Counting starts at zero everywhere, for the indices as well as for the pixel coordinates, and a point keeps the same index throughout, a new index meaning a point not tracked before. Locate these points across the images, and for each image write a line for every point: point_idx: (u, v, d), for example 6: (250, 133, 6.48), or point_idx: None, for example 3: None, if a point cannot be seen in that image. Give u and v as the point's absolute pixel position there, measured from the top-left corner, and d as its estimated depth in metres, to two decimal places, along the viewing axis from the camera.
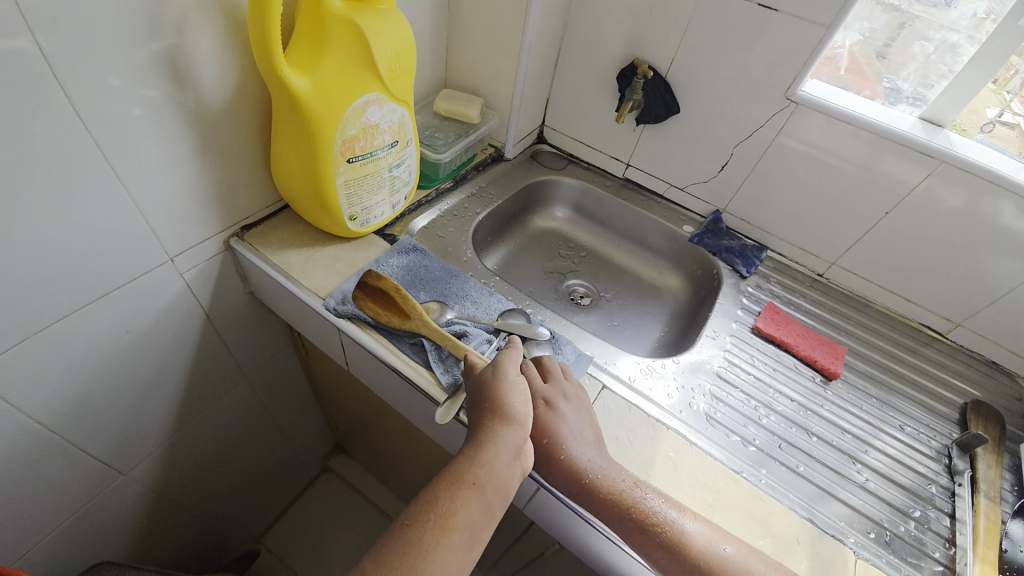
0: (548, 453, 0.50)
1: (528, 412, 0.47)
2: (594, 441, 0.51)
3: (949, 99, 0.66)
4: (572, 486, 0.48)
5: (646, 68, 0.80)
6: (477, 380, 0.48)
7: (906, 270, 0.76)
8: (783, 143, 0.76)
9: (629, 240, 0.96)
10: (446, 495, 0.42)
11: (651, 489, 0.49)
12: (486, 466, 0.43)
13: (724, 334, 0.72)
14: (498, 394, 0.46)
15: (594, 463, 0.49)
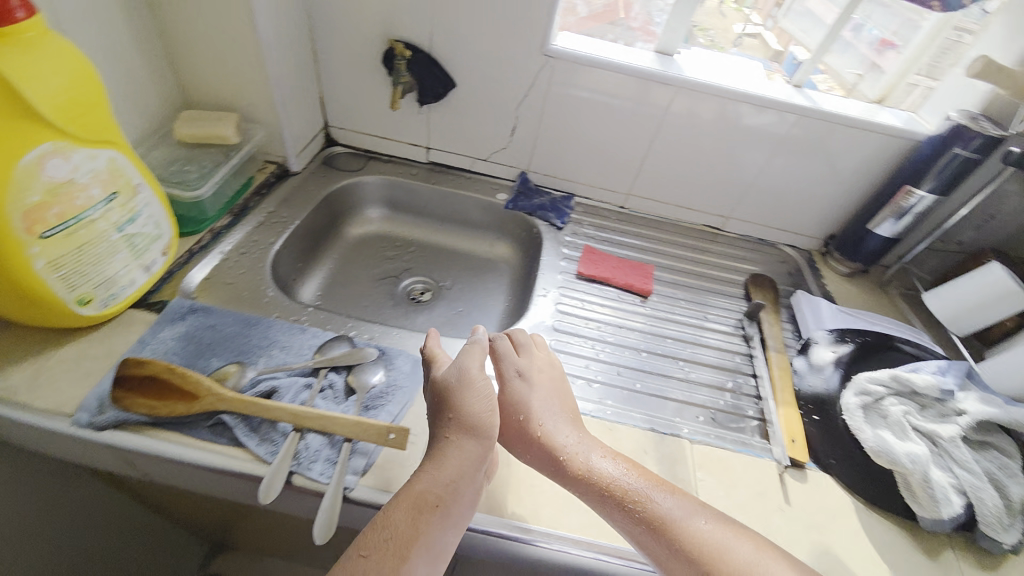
0: (523, 438, 0.50)
1: (492, 418, 0.46)
2: (570, 419, 0.53)
3: (672, 31, 0.75)
4: (546, 465, 0.49)
5: (403, 48, 0.76)
6: (438, 390, 0.48)
7: (682, 184, 0.88)
8: (555, 97, 0.80)
9: (453, 223, 0.95)
10: (403, 516, 0.40)
11: (631, 466, 0.49)
12: (449, 482, 0.42)
13: (553, 288, 0.76)
14: (462, 403, 0.46)
15: (569, 444, 0.49)
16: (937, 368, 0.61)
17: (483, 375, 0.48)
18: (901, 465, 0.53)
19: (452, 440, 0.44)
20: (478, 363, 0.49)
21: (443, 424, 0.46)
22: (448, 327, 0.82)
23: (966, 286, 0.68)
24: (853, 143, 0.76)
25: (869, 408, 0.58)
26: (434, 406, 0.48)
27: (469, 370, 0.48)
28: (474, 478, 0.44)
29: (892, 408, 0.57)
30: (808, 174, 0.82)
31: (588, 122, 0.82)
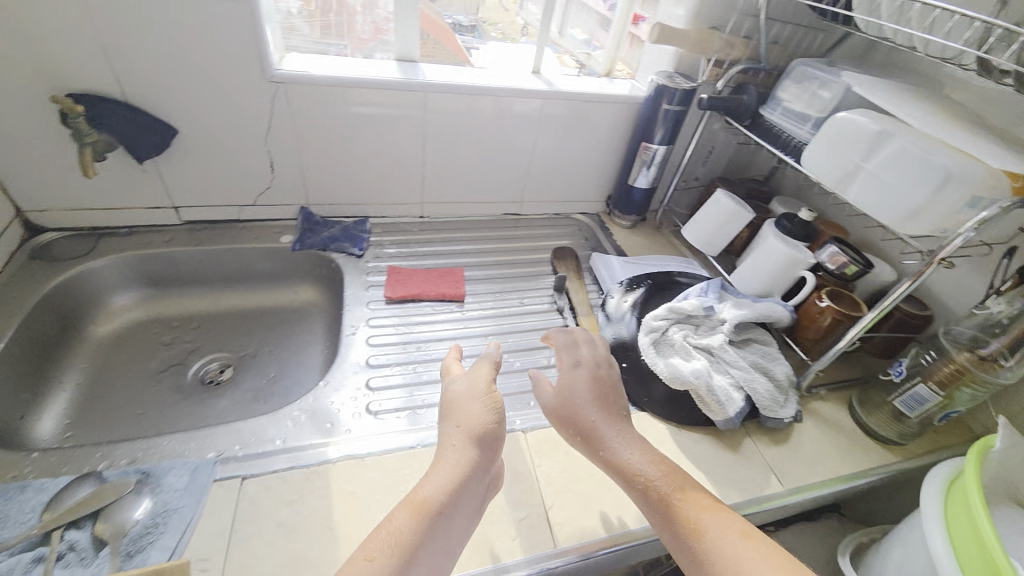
0: (575, 428, 0.50)
1: (495, 430, 0.47)
2: (608, 416, 0.50)
3: (403, 37, 0.75)
4: (591, 449, 0.49)
5: (71, 104, 0.60)
6: (450, 403, 0.49)
7: (468, 182, 0.89)
8: (302, 122, 0.73)
9: (239, 281, 0.83)
10: (409, 520, 0.38)
11: (668, 465, 0.47)
12: (450, 492, 0.42)
13: (363, 322, 0.70)
14: (495, 399, 0.49)
15: (625, 441, 0.48)
16: (701, 290, 0.71)
17: (485, 381, 0.50)
18: (690, 382, 0.61)
19: (471, 446, 0.45)
20: (487, 372, 0.51)
21: (452, 437, 0.46)
22: (257, 401, 0.73)
23: (706, 215, 0.81)
24: (595, 114, 0.85)
25: (660, 341, 0.66)
26: (450, 419, 0.47)
27: (482, 380, 0.50)
28: (476, 484, 0.44)
29: (675, 336, 0.66)
30: (572, 148, 0.90)
31: (349, 142, 0.78)
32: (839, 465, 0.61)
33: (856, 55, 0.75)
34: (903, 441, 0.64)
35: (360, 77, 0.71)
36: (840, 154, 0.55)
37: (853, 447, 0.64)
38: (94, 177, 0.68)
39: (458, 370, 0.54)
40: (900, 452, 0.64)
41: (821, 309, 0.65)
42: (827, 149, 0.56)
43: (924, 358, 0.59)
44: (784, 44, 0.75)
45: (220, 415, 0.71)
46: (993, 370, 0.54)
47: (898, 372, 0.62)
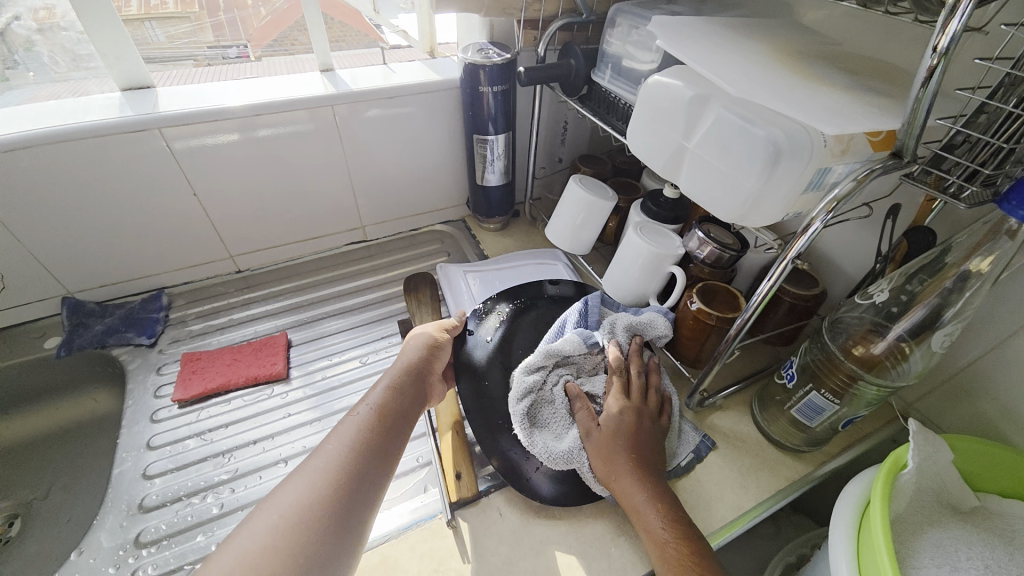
0: (606, 462, 0.45)
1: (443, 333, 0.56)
2: (632, 464, 0.44)
3: (117, 59, 0.58)
4: (615, 488, 0.44)
5: None
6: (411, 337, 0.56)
7: (282, 219, 0.73)
8: (4, 201, 0.55)
9: (14, 403, 0.66)
10: (384, 395, 0.45)
11: (677, 522, 0.41)
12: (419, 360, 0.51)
13: (144, 443, 0.54)
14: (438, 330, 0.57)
15: (660, 501, 0.42)
16: (580, 312, 0.56)
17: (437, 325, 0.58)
18: (574, 458, 0.47)
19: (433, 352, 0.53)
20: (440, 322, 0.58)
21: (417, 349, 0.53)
22: (45, 562, 0.57)
23: (564, 211, 0.67)
24: (412, 109, 0.70)
25: (538, 403, 0.51)
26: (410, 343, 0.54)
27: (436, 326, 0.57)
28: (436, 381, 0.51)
29: (555, 391, 0.51)
30: (403, 153, 0.74)
31: (92, 210, 0.60)
32: (742, 496, 0.51)
33: None
34: (813, 447, 0.54)
35: (60, 126, 0.53)
36: (660, 131, 0.43)
37: (757, 467, 0.54)
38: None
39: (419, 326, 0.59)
40: (811, 460, 0.54)
41: (692, 314, 0.54)
42: (644, 127, 0.45)
43: (813, 355, 0.49)
44: None
45: None
46: (890, 370, 0.44)
47: (791, 374, 0.52)
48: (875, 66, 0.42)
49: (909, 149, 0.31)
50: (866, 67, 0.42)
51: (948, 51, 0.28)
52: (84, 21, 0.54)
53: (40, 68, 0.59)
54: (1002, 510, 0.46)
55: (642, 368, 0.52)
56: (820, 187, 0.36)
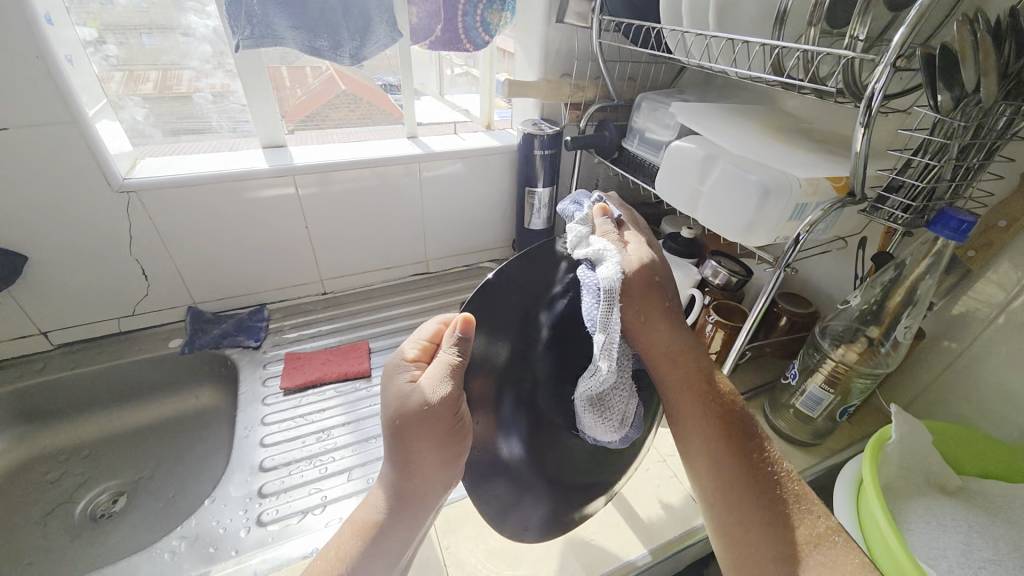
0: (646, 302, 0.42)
1: (446, 417, 0.34)
2: (660, 308, 0.43)
3: (265, 126, 0.76)
4: (648, 316, 0.42)
5: None
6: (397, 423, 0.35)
7: (366, 251, 0.89)
8: (171, 225, 0.71)
9: (132, 396, 0.78)
10: (360, 537, 0.39)
11: (700, 385, 0.43)
12: (416, 474, 0.37)
13: (259, 421, 0.66)
14: (431, 410, 0.34)
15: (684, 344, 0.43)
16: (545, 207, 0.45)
17: (429, 399, 0.34)
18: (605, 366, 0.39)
19: (433, 465, 0.35)
20: (448, 379, 0.34)
21: (405, 457, 0.36)
22: (153, 528, 0.66)
23: None
24: (477, 166, 0.88)
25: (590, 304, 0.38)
26: (394, 440, 0.36)
27: (436, 397, 0.34)
28: (441, 492, 0.39)
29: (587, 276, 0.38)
30: (465, 201, 0.92)
31: (229, 236, 0.76)
32: None
33: (701, 80, 0.82)
34: (818, 440, 0.64)
35: (227, 171, 0.71)
36: (681, 181, 0.59)
37: None
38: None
39: (408, 382, 0.36)
40: (817, 452, 0.64)
41: (710, 325, 0.67)
42: (669, 177, 0.61)
43: (811, 356, 0.61)
44: (634, 79, 0.82)
45: (106, 554, 0.63)
46: (871, 361, 0.56)
47: (794, 374, 0.64)
48: (836, 137, 0.59)
49: (858, 188, 0.46)
50: (830, 138, 0.58)
51: (870, 125, 0.43)
52: (249, 96, 0.73)
53: (192, 129, 0.77)
54: (982, 488, 0.55)
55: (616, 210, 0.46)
56: (801, 218, 0.51)
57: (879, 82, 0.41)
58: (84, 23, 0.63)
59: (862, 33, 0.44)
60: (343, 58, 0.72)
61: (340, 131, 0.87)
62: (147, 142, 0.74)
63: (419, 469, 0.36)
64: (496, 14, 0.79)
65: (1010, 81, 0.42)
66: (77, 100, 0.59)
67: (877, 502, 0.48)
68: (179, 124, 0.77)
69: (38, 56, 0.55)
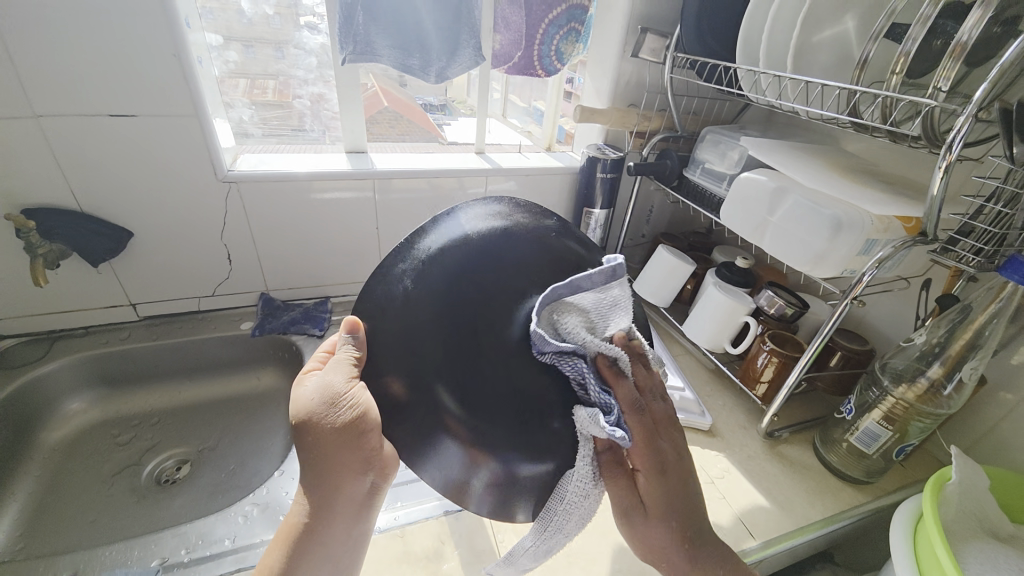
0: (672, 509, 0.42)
1: (342, 403, 0.39)
2: (679, 535, 0.42)
3: (351, 133, 0.83)
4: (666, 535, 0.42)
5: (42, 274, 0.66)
6: (302, 422, 0.40)
7: None
8: (260, 215, 0.78)
9: (200, 371, 0.83)
10: (294, 535, 0.41)
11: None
12: (332, 467, 0.41)
13: None
14: (331, 392, 0.39)
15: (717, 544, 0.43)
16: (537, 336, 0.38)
17: (328, 387, 0.39)
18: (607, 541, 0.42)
19: (345, 452, 0.40)
20: (344, 371, 0.39)
21: (317, 454, 0.40)
22: (215, 495, 0.69)
23: (653, 270, 0.85)
24: (538, 184, 0.93)
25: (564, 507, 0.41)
26: (303, 443, 0.40)
27: (334, 388, 0.39)
28: (364, 484, 0.42)
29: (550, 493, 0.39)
30: None
31: (309, 230, 0.82)
32: (808, 509, 0.61)
33: (762, 119, 0.86)
34: (870, 479, 0.64)
35: (316, 171, 0.76)
36: (750, 210, 0.62)
37: (821, 490, 0.64)
38: (45, 286, 0.70)
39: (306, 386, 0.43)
40: (869, 491, 0.64)
41: (765, 354, 0.68)
42: (737, 206, 0.64)
43: (869, 393, 0.61)
44: (696, 113, 0.86)
45: (170, 516, 0.66)
46: (933, 401, 0.56)
47: (850, 409, 0.64)
48: (903, 180, 0.61)
49: (931, 228, 0.48)
50: (896, 181, 0.60)
51: (950, 168, 0.45)
52: (342, 103, 0.80)
53: (285, 132, 0.85)
54: None
55: (648, 391, 0.43)
56: (869, 253, 0.52)
57: (961, 131, 0.43)
58: (212, 30, 0.71)
59: (945, 84, 0.46)
60: (430, 76, 0.78)
61: (379, 143, 0.92)
62: (246, 140, 0.82)
63: (336, 459, 0.40)
64: (569, 44, 0.84)
65: None
66: (201, 97, 0.66)
67: (939, 538, 0.48)
68: (274, 124, 0.84)
69: (176, 54, 0.62)
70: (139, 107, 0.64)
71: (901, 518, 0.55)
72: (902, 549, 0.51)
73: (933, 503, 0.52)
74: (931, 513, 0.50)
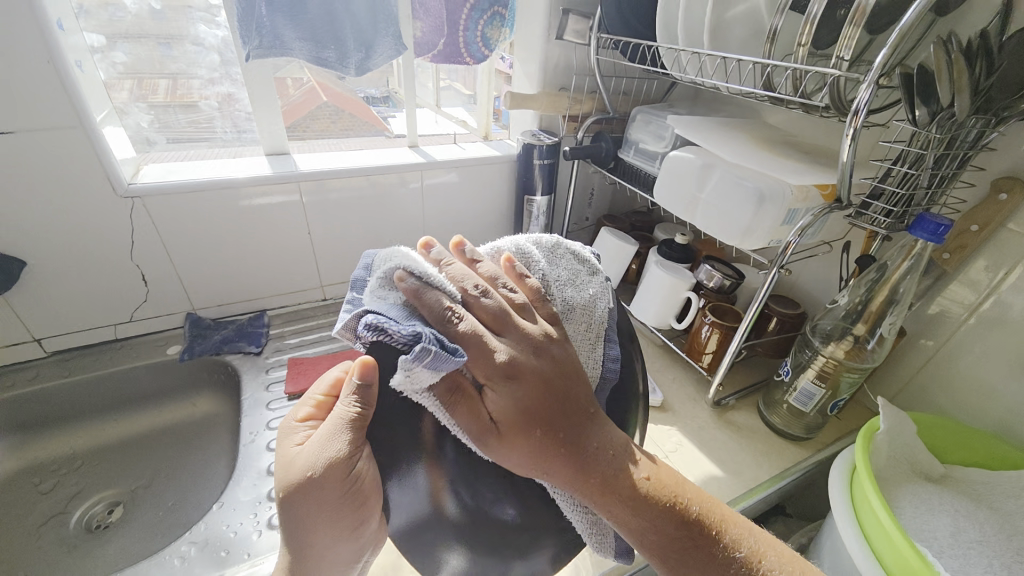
0: (536, 441, 0.35)
1: (345, 481, 0.33)
2: (555, 448, 0.36)
3: (269, 133, 0.77)
4: (535, 460, 0.35)
5: None
6: (289, 491, 0.33)
7: (366, 259, 0.90)
8: (175, 230, 0.71)
9: (128, 403, 0.77)
10: None
11: (636, 503, 0.36)
12: (323, 546, 0.35)
13: (265, 426, 0.67)
14: (325, 470, 0.33)
15: (600, 453, 0.37)
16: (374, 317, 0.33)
17: (321, 462, 0.33)
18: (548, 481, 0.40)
19: (331, 539, 0.35)
20: (343, 440, 0.34)
21: (300, 527, 0.34)
22: (154, 536, 0.64)
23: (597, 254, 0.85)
24: (477, 174, 0.90)
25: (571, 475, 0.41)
26: (288, 517, 0.34)
27: (333, 459, 0.33)
28: (354, 560, 0.38)
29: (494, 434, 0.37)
30: (461, 210, 0.94)
31: (233, 241, 0.76)
32: (757, 470, 0.63)
33: (689, 96, 0.88)
34: (810, 435, 0.68)
35: (232, 179, 0.71)
36: (681, 187, 0.63)
37: (767, 451, 0.67)
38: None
39: (297, 443, 0.36)
40: (810, 446, 0.68)
41: (707, 326, 0.70)
42: (669, 185, 0.64)
43: (803, 354, 0.64)
44: (627, 94, 0.87)
45: (105, 565, 0.61)
46: (858, 356, 0.60)
47: (787, 370, 0.67)
48: (819, 149, 0.64)
49: (845, 194, 0.50)
50: (814, 150, 0.63)
51: (855, 136, 0.47)
52: (254, 101, 0.74)
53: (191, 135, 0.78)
54: (964, 475, 0.59)
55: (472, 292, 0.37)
56: (792, 222, 0.54)
57: (863, 97, 0.45)
58: (92, 29, 0.64)
59: (846, 53, 0.48)
60: (349, 69, 0.74)
61: (323, 141, 0.89)
62: (149, 148, 0.75)
63: (325, 540, 0.35)
64: (495, 30, 0.82)
65: (980, 95, 0.47)
66: (85, 104, 0.59)
67: (873, 490, 0.51)
68: (181, 131, 0.77)
69: (50, 60, 0.55)
70: (11, 121, 0.56)
71: (839, 470, 0.58)
72: (841, 502, 0.54)
73: (863, 453, 0.55)
74: (864, 465, 0.53)
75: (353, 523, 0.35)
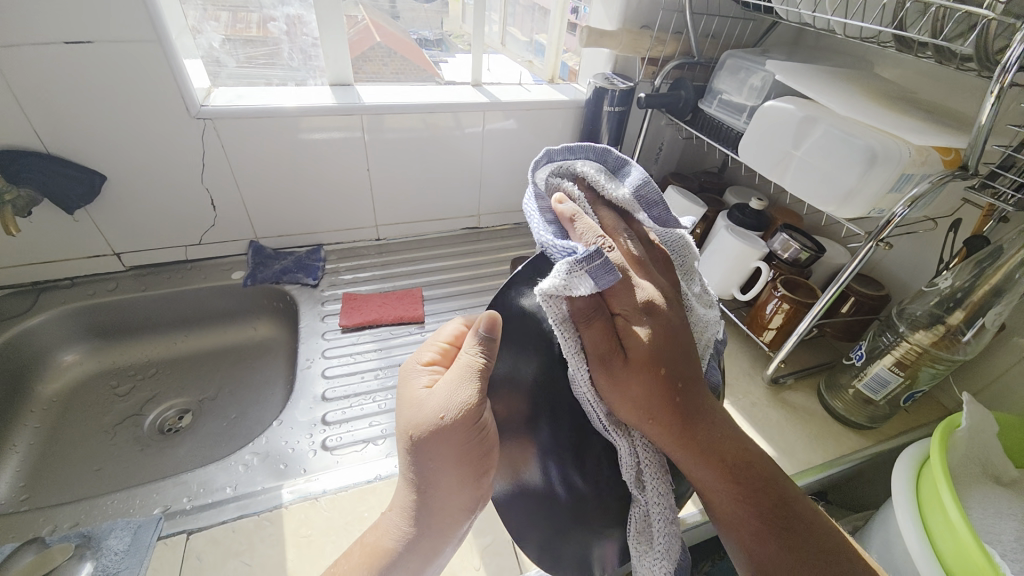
0: (655, 400, 0.35)
1: (471, 428, 0.34)
2: (672, 399, 0.35)
3: (334, 61, 0.76)
4: (653, 411, 0.35)
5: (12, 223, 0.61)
6: (414, 430, 0.35)
7: (421, 201, 0.89)
8: (241, 157, 0.72)
9: (196, 321, 0.82)
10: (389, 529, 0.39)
11: (743, 475, 0.36)
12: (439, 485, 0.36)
13: (319, 355, 0.69)
14: (459, 415, 0.34)
15: (713, 431, 0.37)
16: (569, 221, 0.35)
17: (453, 410, 0.34)
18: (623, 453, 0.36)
19: (456, 488, 0.36)
20: (473, 386, 0.35)
21: (423, 464, 0.36)
22: (220, 443, 0.70)
23: None
24: (541, 119, 0.85)
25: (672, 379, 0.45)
26: (412, 456, 0.36)
27: (463, 405, 0.34)
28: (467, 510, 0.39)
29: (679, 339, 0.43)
30: (521, 157, 0.90)
31: (294, 173, 0.77)
32: (810, 454, 0.61)
33: (787, 42, 0.78)
34: (873, 425, 0.64)
35: (297, 108, 0.70)
36: (773, 142, 0.56)
37: (823, 434, 0.63)
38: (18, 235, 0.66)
39: (421, 387, 0.38)
40: (871, 436, 0.64)
41: (775, 300, 0.65)
42: (758, 140, 0.58)
43: (882, 339, 0.59)
44: (715, 36, 0.78)
45: (175, 465, 0.67)
46: (950, 347, 0.54)
47: (860, 355, 0.62)
48: (943, 109, 0.55)
49: (973, 160, 0.43)
50: (937, 110, 0.55)
51: (1002, 94, 0.39)
52: (322, 27, 0.72)
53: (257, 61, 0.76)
54: None
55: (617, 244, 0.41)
56: (902, 191, 0.48)
57: (1017, 49, 0.37)
58: None
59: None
60: None
61: (373, 85, 0.82)
62: (219, 71, 0.74)
63: (444, 483, 0.36)
64: None
65: None
66: (162, 19, 0.59)
67: (945, 484, 0.47)
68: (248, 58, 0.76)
69: None
70: (93, 33, 0.57)
71: (906, 460, 0.54)
72: (904, 494, 0.51)
73: (940, 447, 0.51)
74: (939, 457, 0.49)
75: (473, 467, 0.36)
